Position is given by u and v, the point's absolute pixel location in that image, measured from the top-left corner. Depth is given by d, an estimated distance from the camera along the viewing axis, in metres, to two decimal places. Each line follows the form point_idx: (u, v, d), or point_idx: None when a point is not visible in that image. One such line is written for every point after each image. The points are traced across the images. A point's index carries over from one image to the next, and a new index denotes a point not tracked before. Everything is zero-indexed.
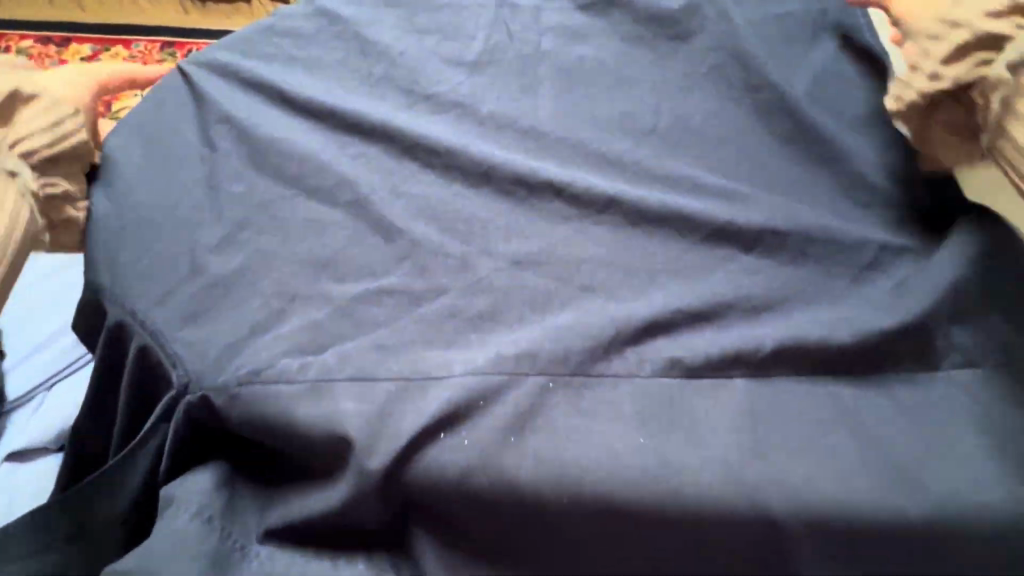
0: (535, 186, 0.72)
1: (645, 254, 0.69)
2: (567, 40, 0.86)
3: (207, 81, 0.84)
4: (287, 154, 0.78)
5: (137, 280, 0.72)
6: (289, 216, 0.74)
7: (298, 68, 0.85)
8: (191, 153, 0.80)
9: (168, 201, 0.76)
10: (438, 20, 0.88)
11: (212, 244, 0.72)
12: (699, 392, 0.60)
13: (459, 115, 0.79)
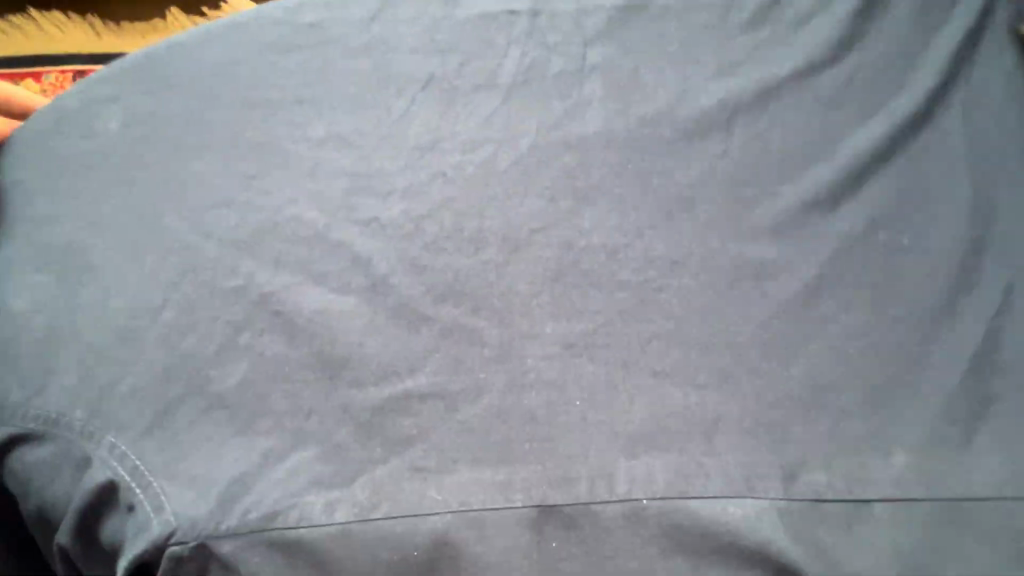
0: (580, 315, 0.47)
1: (733, 353, 0.45)
2: (623, 113, 0.55)
3: (106, 194, 0.53)
4: (182, 331, 0.47)
5: (42, 366, 0.47)
6: (193, 398, 0.45)
7: (185, 221, 0.52)
8: (95, 237, 0.51)
9: (61, 300, 0.49)
10: (408, 105, 0.56)
11: (117, 352, 0.47)
12: (845, 554, 0.38)
13: (461, 238, 0.50)
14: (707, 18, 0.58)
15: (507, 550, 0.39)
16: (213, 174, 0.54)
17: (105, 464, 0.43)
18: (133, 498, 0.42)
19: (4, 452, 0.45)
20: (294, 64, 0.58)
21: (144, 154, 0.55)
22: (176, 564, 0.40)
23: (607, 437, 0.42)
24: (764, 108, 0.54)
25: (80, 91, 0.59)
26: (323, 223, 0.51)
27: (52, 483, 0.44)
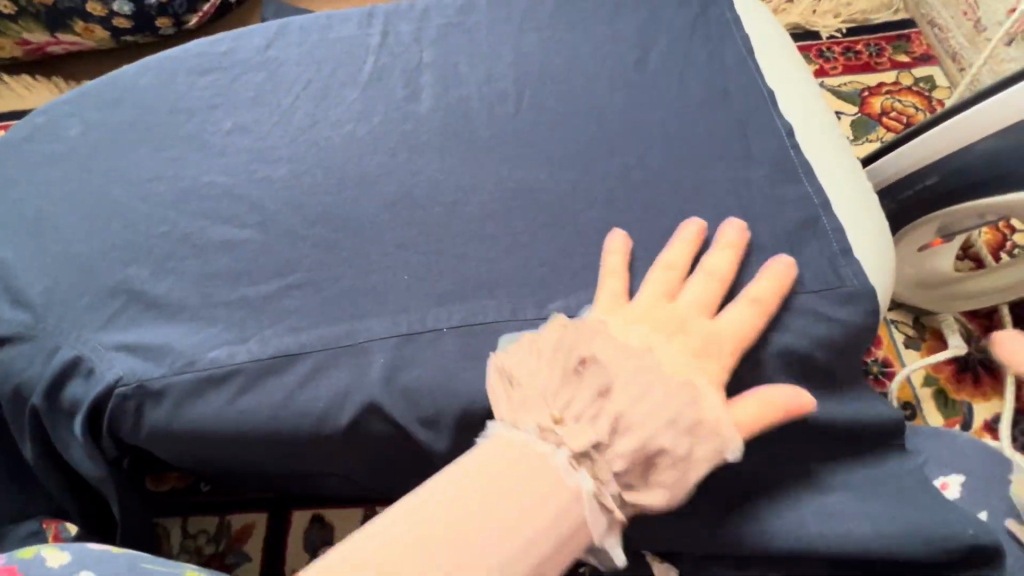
0: (410, 226, 0.66)
1: (512, 239, 0.65)
2: (445, 94, 0.76)
3: (68, 177, 0.72)
4: (126, 261, 0.66)
5: (18, 292, 0.64)
6: (136, 302, 0.63)
7: (127, 192, 0.71)
8: (59, 206, 0.70)
9: (32, 249, 0.67)
10: (291, 102, 0.77)
11: (77, 279, 0.65)
12: None
13: (327, 184, 0.70)
14: (508, 25, 0.80)
15: (347, 370, 0.58)
16: (148, 159, 0.73)
17: (73, 346, 0.60)
18: (90, 367, 0.59)
19: None
20: (209, 82, 0.79)
21: (96, 150, 0.74)
22: (122, 404, 0.57)
23: (424, 297, 0.62)
24: (544, 82, 0.76)
25: (45, 113, 0.78)
26: (230, 184, 0.71)
27: (25, 368, 0.60)
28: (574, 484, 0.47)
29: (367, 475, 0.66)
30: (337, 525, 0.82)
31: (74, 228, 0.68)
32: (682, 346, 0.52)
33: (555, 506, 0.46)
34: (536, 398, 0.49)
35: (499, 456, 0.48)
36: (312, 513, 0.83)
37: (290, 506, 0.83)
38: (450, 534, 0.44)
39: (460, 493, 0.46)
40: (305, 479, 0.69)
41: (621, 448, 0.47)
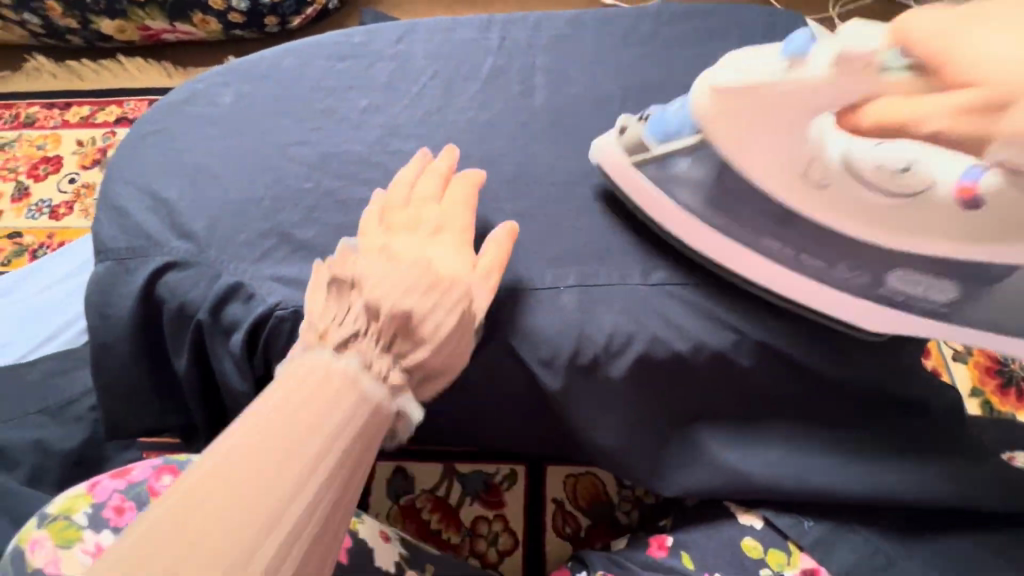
0: (530, 200, 0.75)
1: (621, 215, 0.72)
2: (558, 93, 0.85)
3: (223, 135, 0.82)
4: (277, 208, 0.74)
5: (182, 227, 0.73)
6: (286, 243, 0.72)
7: (276, 151, 0.80)
8: (216, 158, 0.79)
9: (194, 192, 0.76)
10: (420, 89, 0.87)
11: (234, 219, 0.73)
12: (679, 308, 0.64)
13: (454, 160, 0.79)
14: (614, 40, 0.91)
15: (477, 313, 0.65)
16: (294, 127, 0.82)
17: (232, 275, 0.68)
18: (251, 292, 0.67)
19: (158, 273, 0.69)
20: (346, 67, 0.89)
21: (247, 115, 0.84)
22: (278, 326, 0.65)
23: (543, 259, 0.70)
24: (647, 89, 0.85)
25: (201, 80, 0.88)
26: (367, 153, 0.80)
27: (190, 290, 0.68)
28: (355, 370, 0.48)
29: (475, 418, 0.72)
30: (418, 477, 0.88)
31: (230, 178, 0.77)
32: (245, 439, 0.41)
33: (370, 399, 0.48)
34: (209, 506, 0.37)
35: (308, 359, 0.48)
36: (394, 464, 0.89)
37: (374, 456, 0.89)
38: (308, 427, 0.42)
39: (306, 385, 0.45)
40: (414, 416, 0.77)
41: (430, 327, 0.54)
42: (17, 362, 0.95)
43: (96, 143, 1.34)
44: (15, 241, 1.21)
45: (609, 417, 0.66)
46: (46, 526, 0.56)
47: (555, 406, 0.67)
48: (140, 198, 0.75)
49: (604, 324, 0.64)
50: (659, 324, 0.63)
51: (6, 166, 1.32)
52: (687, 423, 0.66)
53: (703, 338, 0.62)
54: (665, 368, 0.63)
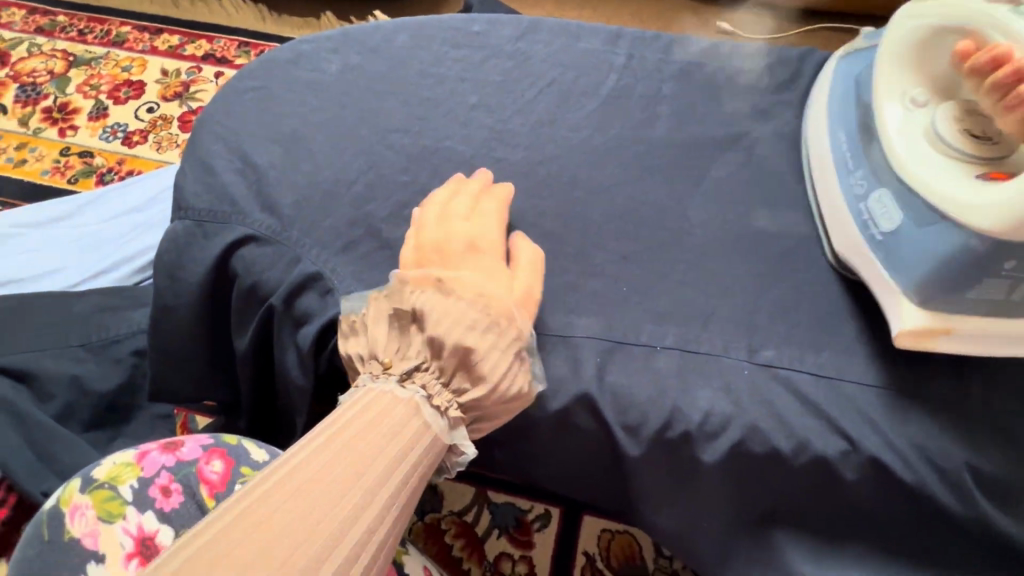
0: (635, 241, 0.68)
1: (735, 278, 0.65)
2: (682, 126, 0.78)
3: (323, 106, 0.77)
4: (367, 197, 0.70)
5: (267, 198, 0.69)
6: (371, 237, 0.67)
7: (375, 135, 0.75)
8: (311, 130, 0.75)
9: (284, 162, 0.72)
10: (534, 95, 0.81)
11: (322, 200, 0.69)
12: (787, 399, 0.57)
13: (560, 180, 0.73)
14: (751, 80, 0.83)
15: (562, 358, 0.59)
16: (396, 112, 0.77)
17: (311, 262, 0.64)
18: (329, 285, 0.63)
19: (236, 246, 0.66)
20: (461, 56, 0.84)
21: (351, 88, 0.79)
22: None
23: (641, 310, 0.63)
24: (781, 140, 0.77)
25: (308, 43, 0.84)
26: (469, 154, 0.75)
27: (265, 270, 0.65)
28: (405, 423, 0.44)
29: (528, 463, 0.66)
30: (448, 497, 0.84)
31: (323, 154, 0.73)
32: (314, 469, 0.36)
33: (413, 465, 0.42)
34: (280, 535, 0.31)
35: (361, 407, 0.43)
36: None
37: None
38: (343, 489, 0.36)
39: (351, 433, 0.40)
40: None
41: (489, 366, 0.49)
42: (67, 289, 0.92)
43: (181, 77, 1.31)
44: (84, 160, 1.19)
45: (677, 496, 0.59)
46: (89, 492, 0.51)
47: (626, 475, 0.60)
48: (229, 158, 0.72)
49: (701, 399, 0.57)
50: (762, 413, 0.56)
51: (89, 83, 1.30)
52: (762, 522, 0.59)
53: (806, 440, 0.55)
54: (757, 460, 0.56)
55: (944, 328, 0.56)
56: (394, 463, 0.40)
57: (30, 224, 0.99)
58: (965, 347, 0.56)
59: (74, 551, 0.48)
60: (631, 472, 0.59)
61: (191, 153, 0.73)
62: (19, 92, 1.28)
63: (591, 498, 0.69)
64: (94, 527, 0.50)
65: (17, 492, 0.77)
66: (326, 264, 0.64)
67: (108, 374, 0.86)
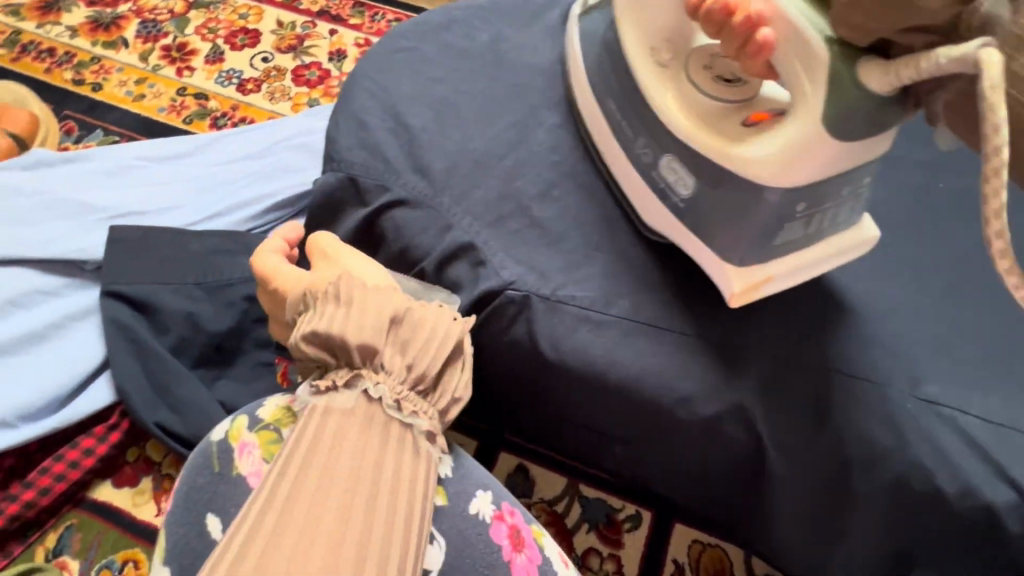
0: None
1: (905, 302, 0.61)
2: None
3: (474, 75, 0.75)
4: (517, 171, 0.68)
5: (418, 161, 0.67)
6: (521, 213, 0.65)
7: (525, 108, 0.73)
8: (463, 97, 0.73)
9: (435, 126, 0.70)
10: None
11: (472, 169, 0.68)
12: (956, 440, 0.54)
13: None
14: None
15: (717, 364, 0.57)
16: (546, 87, 0.75)
17: (463, 232, 0.63)
18: (482, 259, 0.62)
19: (386, 209, 0.65)
20: None
21: (502, 58, 0.77)
22: (507, 305, 0.60)
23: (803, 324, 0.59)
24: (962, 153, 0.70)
25: (458, 8, 0.82)
26: None
27: (416, 236, 0.64)
28: (369, 437, 0.45)
29: (651, 461, 0.65)
30: (539, 483, 0.83)
31: (473, 123, 0.71)
32: (323, 462, 0.43)
33: (405, 466, 0.46)
34: (307, 530, 0.39)
35: (330, 427, 0.45)
36: (517, 461, 0.85)
37: (500, 445, 0.85)
38: (350, 480, 0.42)
39: (327, 460, 0.43)
40: (580, 433, 0.70)
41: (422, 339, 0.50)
42: (185, 227, 0.94)
43: (296, 30, 1.31)
44: (199, 102, 1.20)
45: (815, 518, 0.58)
46: (256, 432, 0.51)
47: (765, 488, 0.59)
48: (381, 116, 0.71)
49: (861, 427, 0.54)
50: (926, 451, 0.53)
51: (207, 26, 1.31)
52: (900, 559, 0.57)
53: (969, 484, 0.52)
54: (916, 498, 0.53)
55: (765, 276, 0.55)
56: (384, 482, 0.44)
57: (154, 159, 1.01)
58: (782, 286, 0.57)
59: (241, 488, 0.49)
60: (770, 488, 0.58)
61: (342, 107, 0.73)
62: (140, 27, 1.29)
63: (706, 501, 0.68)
64: (258, 469, 0.50)
65: (132, 418, 0.80)
66: (478, 236, 0.63)
67: (218, 315, 0.87)
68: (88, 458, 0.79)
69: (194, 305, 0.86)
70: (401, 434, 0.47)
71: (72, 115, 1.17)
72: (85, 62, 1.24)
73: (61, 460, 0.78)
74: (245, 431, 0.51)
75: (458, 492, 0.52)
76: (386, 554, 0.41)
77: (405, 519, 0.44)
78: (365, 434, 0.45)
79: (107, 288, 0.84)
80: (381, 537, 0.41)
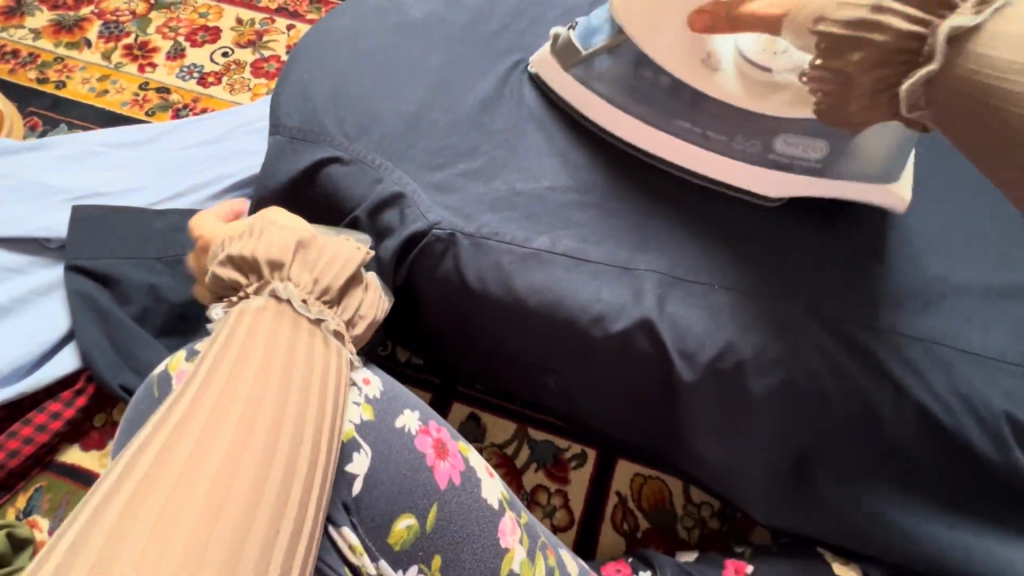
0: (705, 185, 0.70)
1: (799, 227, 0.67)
2: None
3: (408, 43, 0.81)
4: (447, 128, 0.74)
5: (355, 123, 0.73)
6: (451, 165, 0.71)
7: (456, 72, 0.79)
8: (398, 65, 0.78)
9: (372, 90, 0.76)
10: None
11: (406, 127, 0.73)
12: (836, 338, 0.60)
13: None
14: None
15: (626, 287, 0.63)
16: (478, 53, 0.81)
17: (392, 183, 0.69)
18: (410, 205, 0.67)
19: (322, 163, 0.71)
20: (540, 5, 0.86)
21: (435, 28, 0.83)
22: (434, 242, 0.66)
23: (706, 248, 0.65)
24: None
25: None
26: (545, 96, 0.78)
27: (352, 186, 0.70)
28: (281, 344, 0.45)
29: (581, 387, 0.71)
30: (489, 429, 0.88)
31: (407, 87, 0.77)
32: (233, 367, 0.41)
33: (319, 356, 0.48)
34: (218, 422, 0.38)
35: (241, 334, 0.44)
36: (468, 410, 0.89)
37: (451, 397, 0.90)
38: (264, 380, 0.42)
39: (239, 345, 0.43)
40: (518, 369, 0.75)
41: (322, 254, 0.53)
42: (146, 206, 0.98)
43: (254, 26, 1.36)
44: (160, 96, 1.25)
45: (723, 427, 0.64)
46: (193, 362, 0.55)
47: (676, 399, 0.65)
48: (321, 84, 0.76)
49: (755, 334, 0.60)
50: (812, 351, 0.59)
51: (168, 25, 1.36)
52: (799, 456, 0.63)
53: (847, 378, 0.59)
54: (802, 395, 0.60)
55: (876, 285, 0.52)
56: (296, 386, 0.43)
57: (115, 146, 1.05)
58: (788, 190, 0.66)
59: None
60: (680, 399, 0.64)
61: (287, 78, 0.78)
62: (103, 28, 1.34)
63: (634, 426, 0.73)
64: None
65: (97, 382, 0.84)
66: (409, 184, 0.69)
67: (180, 284, 0.91)
68: (56, 422, 0.82)
69: (156, 276, 0.90)
70: (308, 344, 0.48)
71: (36, 112, 1.21)
72: (49, 61, 1.28)
73: (29, 426, 0.81)
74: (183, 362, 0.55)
75: (384, 409, 0.57)
76: (298, 453, 0.41)
77: (316, 423, 0.44)
78: (276, 344, 0.45)
79: (71, 263, 0.89)
80: (295, 412, 0.42)
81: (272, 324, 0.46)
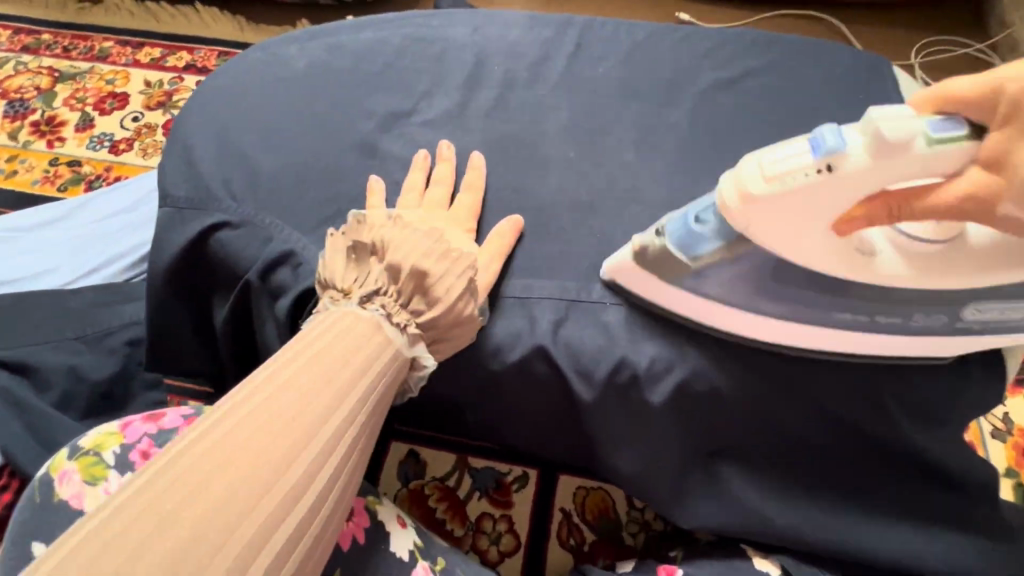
0: (591, 203, 0.72)
1: None
2: (634, 94, 0.82)
3: (291, 95, 0.81)
4: (334, 177, 0.74)
5: (241, 184, 0.73)
6: (340, 214, 0.72)
7: (341, 119, 0.79)
8: (282, 119, 0.79)
9: (257, 149, 0.76)
10: (494, 73, 0.85)
11: (292, 182, 0.73)
12: (725, 339, 0.61)
13: (517, 151, 0.77)
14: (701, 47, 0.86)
15: (519, 314, 0.64)
16: (361, 97, 0.82)
17: (282, 242, 0.69)
18: (301, 261, 0.67)
19: (211, 229, 0.71)
20: (422, 42, 0.87)
21: (318, 77, 0.83)
22: None
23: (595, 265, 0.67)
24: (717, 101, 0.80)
25: (276, 41, 0.88)
26: (431, 133, 0.79)
27: (243, 249, 0.70)
28: (363, 357, 0.47)
29: (499, 416, 0.72)
30: (429, 463, 0.88)
31: (292, 140, 0.77)
32: (292, 370, 0.42)
33: (384, 359, 0.48)
34: (259, 429, 0.38)
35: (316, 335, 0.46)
36: (408, 447, 0.89)
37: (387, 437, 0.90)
38: (322, 381, 0.43)
39: (309, 360, 0.44)
40: (439, 405, 0.75)
41: (443, 288, 0.52)
42: (58, 287, 0.96)
43: (163, 87, 1.36)
44: (72, 169, 1.23)
45: (633, 437, 0.65)
46: (76, 459, 0.56)
47: (585, 418, 0.65)
48: (206, 149, 0.76)
49: (648, 345, 0.61)
50: (702, 354, 0.61)
51: (75, 96, 1.35)
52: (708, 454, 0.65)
53: (740, 376, 0.60)
54: (701, 399, 0.61)
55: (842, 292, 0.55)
56: (358, 395, 0.45)
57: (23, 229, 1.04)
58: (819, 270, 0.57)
59: (63, 511, 0.54)
60: (588, 417, 0.65)
61: (173, 147, 0.78)
62: (7, 108, 1.33)
63: (558, 445, 0.74)
64: (79, 491, 0.54)
65: (20, 476, 0.82)
66: (299, 240, 0.69)
67: (100, 363, 0.89)
68: None
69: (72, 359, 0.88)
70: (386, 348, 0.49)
71: None
72: None
73: None
74: (64, 461, 0.56)
75: None
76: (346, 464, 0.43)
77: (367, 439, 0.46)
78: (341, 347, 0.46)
79: None
80: (348, 414, 0.44)
81: (360, 335, 0.48)
